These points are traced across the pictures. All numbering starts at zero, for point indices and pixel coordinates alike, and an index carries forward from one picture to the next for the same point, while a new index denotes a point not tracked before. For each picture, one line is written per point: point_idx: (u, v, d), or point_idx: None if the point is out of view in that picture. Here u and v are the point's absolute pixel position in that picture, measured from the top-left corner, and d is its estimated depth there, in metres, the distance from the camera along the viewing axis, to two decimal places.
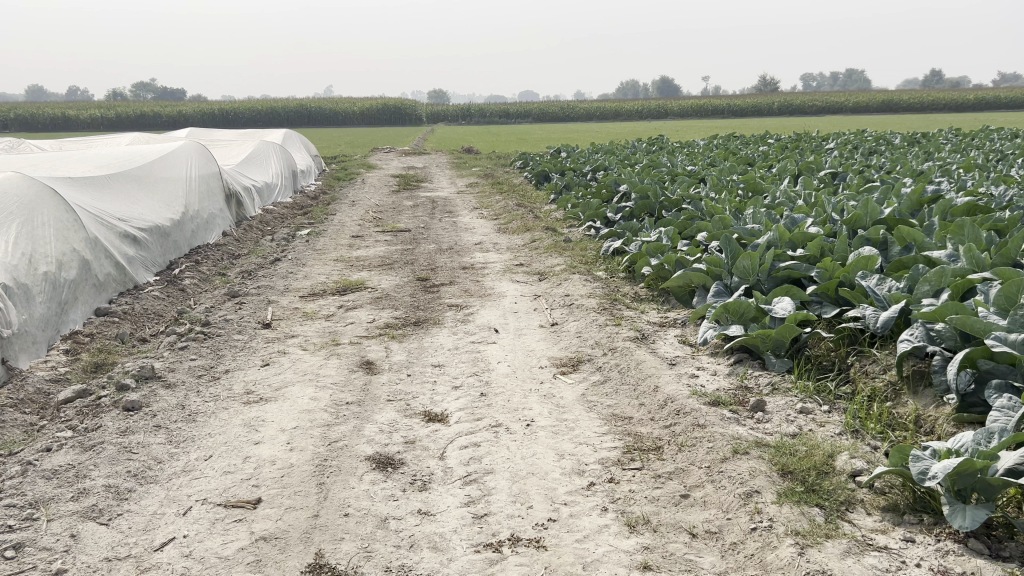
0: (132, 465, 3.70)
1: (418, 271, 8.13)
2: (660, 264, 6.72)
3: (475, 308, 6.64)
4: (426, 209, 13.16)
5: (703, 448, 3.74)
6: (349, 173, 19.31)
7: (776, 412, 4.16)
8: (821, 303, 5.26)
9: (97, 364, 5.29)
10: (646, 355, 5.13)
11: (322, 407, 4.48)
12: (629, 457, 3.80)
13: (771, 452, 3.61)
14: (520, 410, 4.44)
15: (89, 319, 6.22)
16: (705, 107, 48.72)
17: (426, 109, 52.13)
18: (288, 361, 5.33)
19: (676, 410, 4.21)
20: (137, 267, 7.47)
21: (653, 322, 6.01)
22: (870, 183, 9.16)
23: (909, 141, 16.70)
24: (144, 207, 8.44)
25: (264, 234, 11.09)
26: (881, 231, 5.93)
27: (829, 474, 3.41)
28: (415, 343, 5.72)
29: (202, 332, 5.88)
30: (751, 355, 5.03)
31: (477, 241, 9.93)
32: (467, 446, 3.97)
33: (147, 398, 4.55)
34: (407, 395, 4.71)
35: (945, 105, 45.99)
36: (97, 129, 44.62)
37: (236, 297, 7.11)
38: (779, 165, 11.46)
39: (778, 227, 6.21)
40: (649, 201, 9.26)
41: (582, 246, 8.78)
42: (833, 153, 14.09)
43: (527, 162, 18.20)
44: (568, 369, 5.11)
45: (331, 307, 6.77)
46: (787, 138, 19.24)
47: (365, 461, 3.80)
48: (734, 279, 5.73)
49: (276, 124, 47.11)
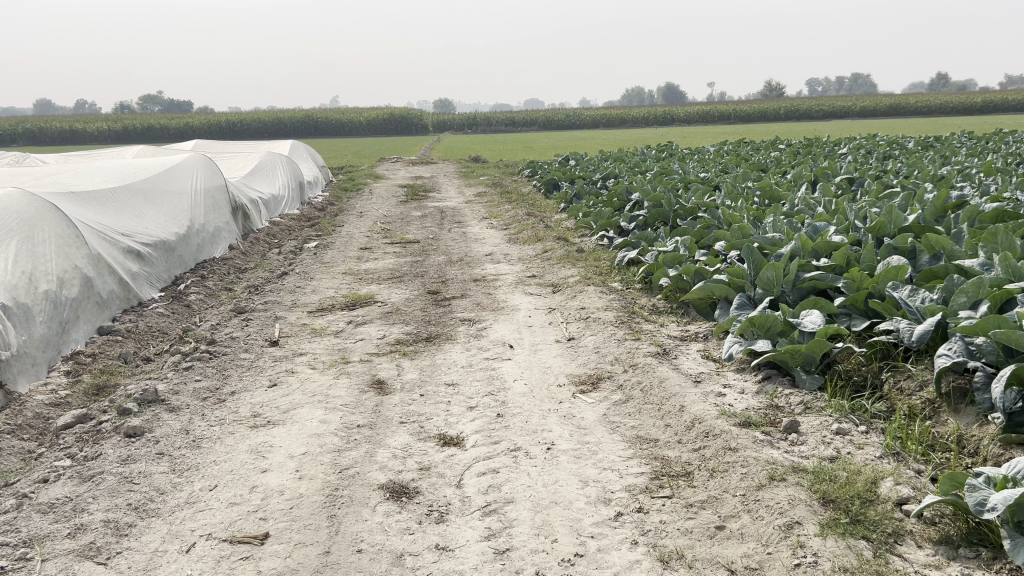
0: (133, 498, 3.51)
1: (429, 284, 7.93)
2: (679, 275, 6.53)
3: (489, 322, 6.43)
4: (435, 219, 13.00)
5: (737, 474, 3.53)
6: (356, 183, 19.16)
7: (810, 434, 3.94)
8: (850, 315, 5.04)
9: (99, 387, 5.10)
10: (669, 371, 4.92)
11: (332, 431, 4.28)
12: (657, 484, 3.59)
13: (809, 479, 3.39)
14: (540, 432, 4.24)
15: (92, 338, 6.04)
16: (711, 114, 48.57)
17: (432, 117, 52.08)
18: (297, 381, 5.13)
19: (704, 431, 4.00)
20: (141, 283, 7.30)
21: (673, 335, 5.80)
22: (889, 189, 8.93)
23: (924, 146, 16.46)
24: (149, 222, 8.28)
25: (271, 247, 10.93)
26: (909, 240, 5.71)
27: (873, 502, 3.20)
28: (427, 360, 5.52)
29: (207, 351, 5.69)
30: (779, 371, 4.81)
31: (488, 252, 9.75)
32: (486, 472, 3.77)
33: (149, 423, 4.36)
34: (421, 416, 4.51)
35: (952, 109, 45.71)
36: (104, 142, 44.80)
37: (242, 314, 6.92)
38: (793, 171, 11.25)
39: (801, 236, 6.02)
40: (663, 209, 9.07)
41: (595, 257, 8.58)
42: (847, 159, 13.85)
43: (536, 171, 18.03)
44: (587, 387, 4.90)
45: (340, 323, 6.58)
46: (801, 143, 18.96)
47: (378, 490, 3.60)
48: (758, 291, 5.53)
49: (282, 135, 47.15)
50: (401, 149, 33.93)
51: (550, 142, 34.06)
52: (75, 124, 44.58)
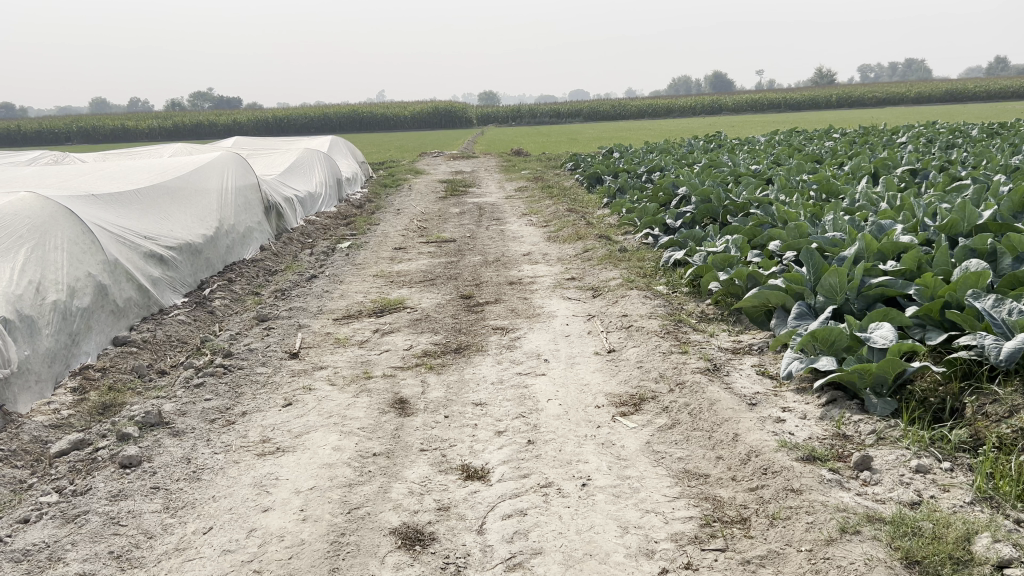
0: (116, 544, 3.16)
1: (462, 288, 7.51)
2: (729, 279, 6.01)
3: (523, 331, 5.98)
4: (473, 216, 12.57)
5: (801, 525, 3.03)
6: (396, 179, 18.87)
7: (885, 472, 3.42)
8: (924, 327, 4.49)
9: (105, 406, 4.78)
10: (720, 392, 4.42)
11: (345, 461, 3.88)
12: (708, 534, 3.12)
13: (888, 532, 2.88)
14: (574, 463, 3.79)
15: (105, 349, 5.74)
16: (760, 101, 47.29)
17: (475, 110, 51.67)
18: (314, 399, 4.74)
19: (762, 467, 3.52)
20: (163, 288, 6.99)
21: (725, 348, 5.29)
22: (957, 181, 8.25)
23: (987, 133, 15.55)
24: (175, 224, 8.00)
25: (304, 247, 10.62)
26: (989, 241, 5.09)
27: (968, 565, 2.67)
28: (455, 375, 5.10)
29: (222, 365, 5.33)
30: (846, 393, 4.28)
31: (526, 251, 9.31)
32: (512, 515, 3.33)
33: (148, 451, 4.01)
34: (443, 443, 4.08)
35: (1014, 95, 43.95)
36: (153, 138, 45.23)
37: (265, 322, 6.57)
38: (851, 163, 10.57)
39: (865, 236, 5.45)
40: (711, 205, 8.53)
41: (639, 257, 8.08)
42: (908, 149, 13.09)
43: (579, 164, 17.51)
44: (629, 410, 4.43)
45: (366, 332, 6.19)
46: (855, 132, 18.05)
47: (389, 536, 3.18)
48: (819, 299, 5.00)
49: (326, 130, 47.16)
50: (446, 142, 33.55)
51: (594, 134, 33.21)
52: (125, 121, 45.05)
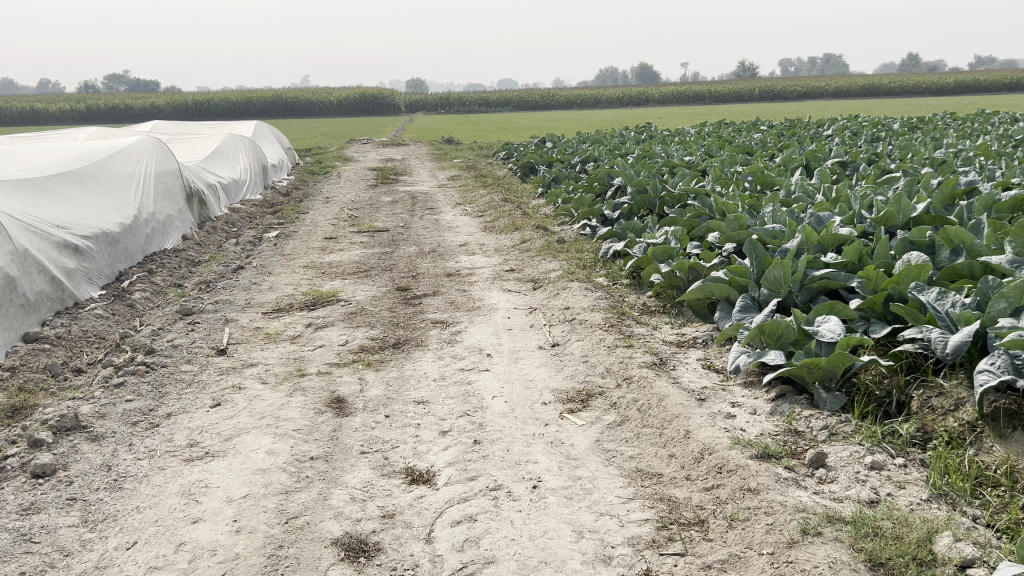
0: (27, 564, 2.89)
1: (398, 279, 7.29)
2: (670, 271, 5.94)
3: (463, 325, 5.81)
4: (406, 205, 12.30)
5: (761, 526, 2.95)
6: (324, 166, 18.39)
7: (840, 470, 3.38)
8: (867, 320, 4.47)
9: (14, 408, 4.43)
10: (669, 386, 4.34)
11: (281, 466, 3.65)
12: (665, 537, 3.02)
13: (849, 533, 2.82)
14: (523, 464, 3.64)
15: (14, 347, 5.35)
16: (686, 94, 47.94)
17: (405, 98, 50.99)
18: (244, 399, 4.48)
19: (716, 466, 3.44)
20: (77, 281, 6.57)
21: (670, 341, 5.22)
22: (888, 174, 8.36)
23: (908, 127, 15.97)
24: (90, 212, 7.54)
25: (229, 237, 10.20)
26: (927, 233, 5.10)
27: (931, 566, 2.62)
28: (394, 371, 4.90)
29: (143, 363, 5.01)
30: (794, 387, 4.23)
31: (461, 241, 9.12)
32: (461, 521, 3.17)
33: (64, 458, 3.71)
34: (385, 445, 3.89)
35: (926, 92, 45.64)
36: (66, 122, 43.25)
37: (189, 316, 6.22)
38: (783, 154, 10.67)
39: (806, 228, 5.42)
40: (648, 196, 8.49)
41: (578, 248, 7.98)
42: (835, 142, 13.32)
43: (512, 153, 17.36)
44: (576, 406, 4.30)
45: (298, 326, 5.92)
46: (782, 125, 18.36)
47: (331, 547, 2.99)
48: (762, 291, 4.94)
49: (250, 115, 45.91)
50: (377, 130, 33.05)
51: (525, 124, 33.05)
52: (35, 104, 42.96)
